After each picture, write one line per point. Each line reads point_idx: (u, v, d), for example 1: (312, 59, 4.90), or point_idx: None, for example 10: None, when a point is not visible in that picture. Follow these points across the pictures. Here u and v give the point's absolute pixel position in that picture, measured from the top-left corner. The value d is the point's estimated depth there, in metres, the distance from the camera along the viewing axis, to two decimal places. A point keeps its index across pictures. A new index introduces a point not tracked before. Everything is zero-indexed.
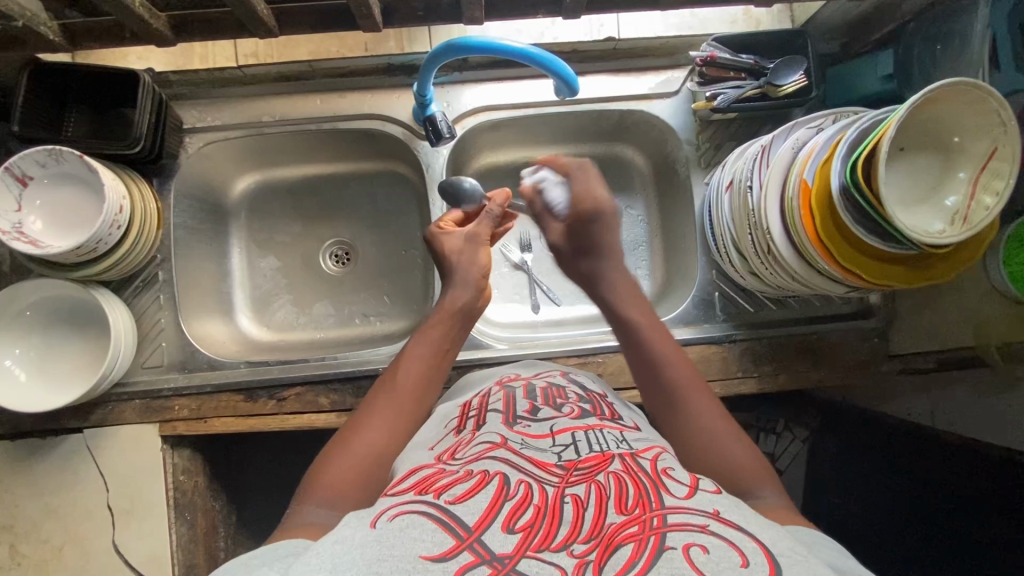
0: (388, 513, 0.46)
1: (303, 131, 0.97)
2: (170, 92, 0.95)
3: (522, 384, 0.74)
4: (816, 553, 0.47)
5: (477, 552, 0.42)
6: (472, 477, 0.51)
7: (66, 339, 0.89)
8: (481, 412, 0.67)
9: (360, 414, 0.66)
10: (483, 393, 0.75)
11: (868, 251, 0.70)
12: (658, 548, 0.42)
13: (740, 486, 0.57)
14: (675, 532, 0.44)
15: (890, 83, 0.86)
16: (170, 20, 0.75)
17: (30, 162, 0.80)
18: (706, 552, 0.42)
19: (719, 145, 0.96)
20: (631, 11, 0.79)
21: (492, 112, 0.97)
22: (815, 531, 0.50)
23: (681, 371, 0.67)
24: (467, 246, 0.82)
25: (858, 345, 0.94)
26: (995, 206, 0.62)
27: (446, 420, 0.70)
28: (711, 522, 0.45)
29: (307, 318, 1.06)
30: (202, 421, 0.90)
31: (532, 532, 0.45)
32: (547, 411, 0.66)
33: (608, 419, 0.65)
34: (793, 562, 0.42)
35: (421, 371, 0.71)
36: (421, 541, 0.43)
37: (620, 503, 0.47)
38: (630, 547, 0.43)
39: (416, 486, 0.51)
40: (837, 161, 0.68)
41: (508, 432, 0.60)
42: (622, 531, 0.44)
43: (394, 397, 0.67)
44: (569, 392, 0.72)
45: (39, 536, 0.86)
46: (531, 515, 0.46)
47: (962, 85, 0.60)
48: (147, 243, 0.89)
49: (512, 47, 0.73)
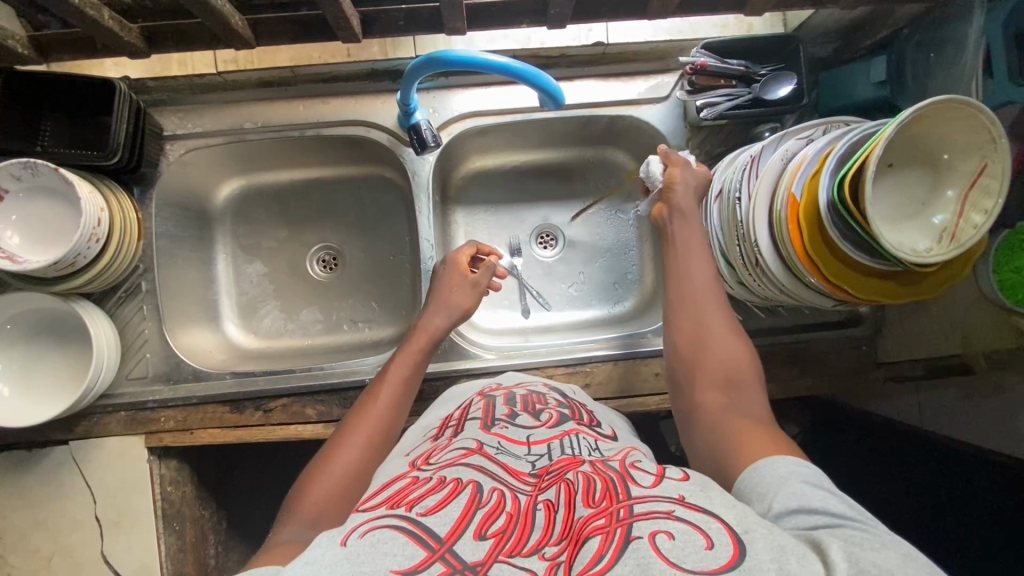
0: (360, 529, 0.46)
1: (285, 137, 0.95)
2: (148, 99, 0.93)
3: (502, 392, 0.74)
4: (794, 493, 0.50)
5: (448, 563, 0.43)
6: (445, 487, 0.51)
7: (49, 352, 0.88)
8: (461, 421, 0.67)
9: (337, 434, 0.69)
10: (464, 404, 0.74)
11: (850, 262, 0.70)
12: (624, 539, 0.43)
13: (730, 384, 0.66)
14: (642, 521, 0.45)
15: (883, 89, 0.83)
16: (142, 32, 0.73)
17: (5, 176, 0.78)
18: (671, 538, 0.43)
19: (709, 152, 0.95)
20: (620, 18, 0.77)
21: (478, 117, 0.95)
22: (783, 460, 0.54)
23: (707, 281, 0.75)
24: (466, 288, 0.88)
25: (846, 352, 0.94)
26: (984, 225, 0.61)
27: (426, 430, 0.70)
28: (676, 507, 0.46)
29: (294, 325, 1.05)
30: (188, 432, 0.90)
31: (505, 538, 0.45)
32: (526, 417, 0.66)
33: (586, 424, 0.66)
34: (757, 538, 0.43)
35: (398, 389, 0.75)
36: (392, 555, 0.43)
37: (588, 496, 0.48)
38: (597, 539, 0.44)
39: (388, 500, 0.51)
40: (825, 176, 0.67)
41: (484, 436, 0.61)
42: (589, 524, 0.45)
43: (372, 413, 0.71)
44: (550, 398, 0.72)
45: (27, 547, 0.86)
46: (503, 520, 0.47)
47: (954, 102, 0.59)
48: (127, 256, 0.88)
49: (493, 62, 0.71)
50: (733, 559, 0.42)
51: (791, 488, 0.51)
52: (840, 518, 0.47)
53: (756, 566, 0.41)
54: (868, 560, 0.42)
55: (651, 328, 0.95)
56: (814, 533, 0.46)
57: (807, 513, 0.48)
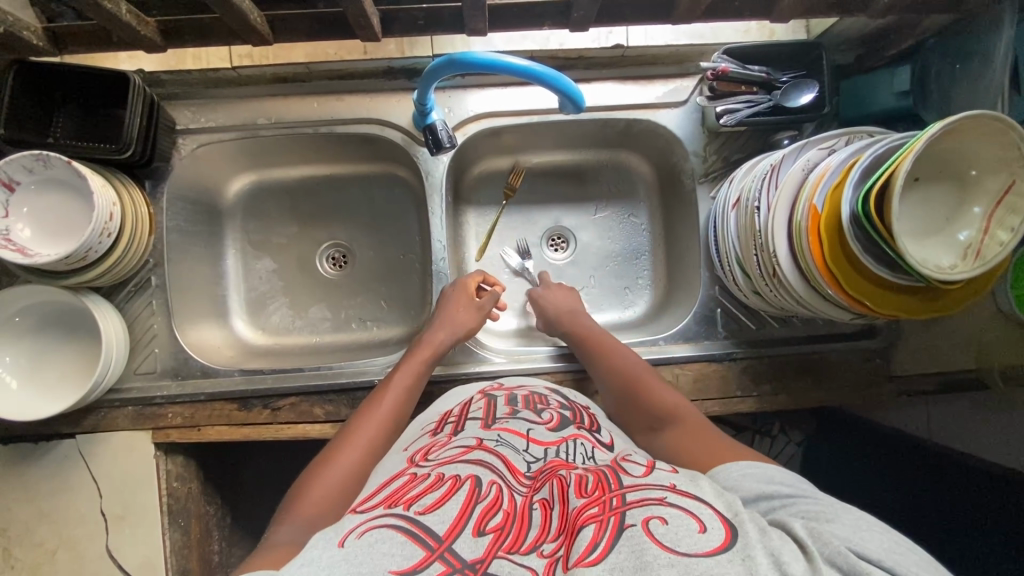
0: (357, 530, 0.45)
1: (299, 134, 0.94)
2: (162, 92, 0.92)
3: (503, 392, 0.73)
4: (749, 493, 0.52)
5: (447, 562, 0.42)
6: (443, 484, 0.51)
7: (56, 344, 0.87)
8: (460, 419, 0.67)
9: (338, 438, 0.69)
10: (463, 402, 0.73)
11: (864, 272, 0.69)
12: (618, 527, 0.44)
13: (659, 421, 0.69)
14: (634, 509, 0.45)
15: (906, 99, 0.83)
16: (158, 26, 0.72)
17: (18, 168, 0.77)
18: (665, 522, 0.44)
19: (726, 158, 0.93)
20: (642, 22, 0.76)
21: (495, 118, 0.94)
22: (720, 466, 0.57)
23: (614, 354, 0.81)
24: (469, 307, 0.87)
25: (859, 365, 0.93)
26: (1011, 242, 0.60)
27: (424, 425, 0.70)
28: (669, 495, 0.48)
29: (303, 322, 1.04)
30: (195, 429, 0.89)
31: (503, 534, 0.46)
32: (527, 415, 0.66)
33: (586, 429, 0.65)
34: (748, 522, 0.45)
35: (399, 397, 0.75)
36: (391, 556, 0.42)
37: (580, 488, 0.49)
38: (591, 528, 0.44)
39: (386, 500, 0.50)
40: (850, 187, 0.66)
41: (483, 433, 0.61)
42: (583, 513, 0.46)
43: (374, 421, 0.71)
44: (551, 399, 0.72)
45: (31, 540, 0.85)
46: (501, 518, 0.47)
47: (982, 118, 0.58)
48: (138, 250, 0.87)
49: (516, 64, 0.70)
50: (724, 544, 0.42)
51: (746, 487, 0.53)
52: (793, 496, 0.51)
53: (748, 544, 0.43)
54: (826, 530, 0.45)
55: (663, 335, 0.94)
56: (778, 516, 0.49)
57: (765, 499, 0.51)
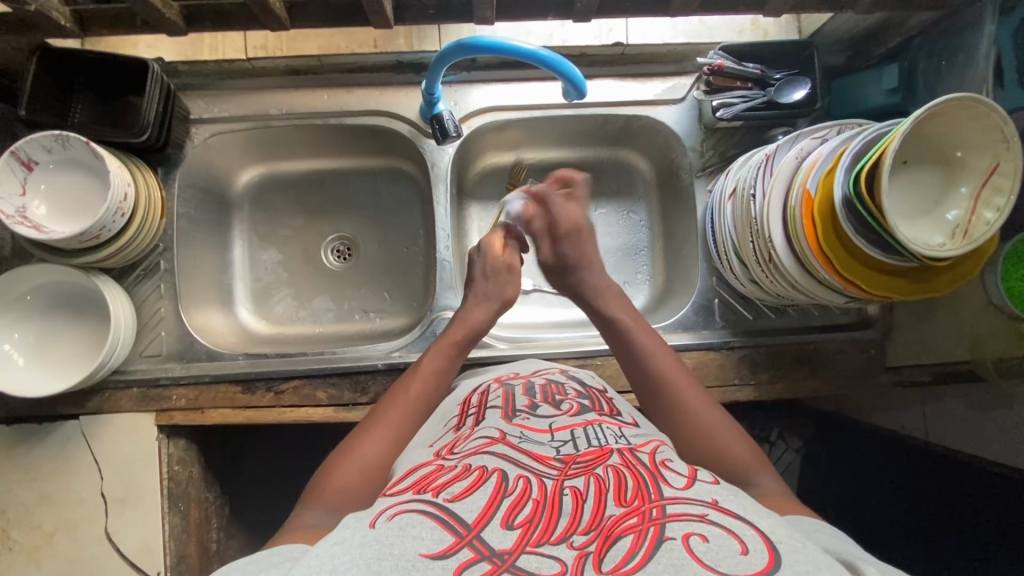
0: (387, 513, 0.47)
1: (309, 124, 0.97)
2: (178, 83, 0.95)
3: (521, 381, 0.75)
4: (815, 539, 0.50)
5: (476, 549, 0.43)
6: (471, 474, 0.52)
7: (65, 326, 0.89)
8: (480, 409, 0.68)
9: (368, 421, 0.70)
10: (480, 390, 0.74)
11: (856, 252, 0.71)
12: (658, 538, 0.44)
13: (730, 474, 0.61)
14: (675, 523, 0.45)
15: (895, 96, 0.86)
16: (182, 11, 0.75)
17: (37, 147, 0.80)
18: (705, 541, 0.43)
19: (723, 153, 0.96)
20: (641, 15, 0.80)
21: (498, 112, 0.98)
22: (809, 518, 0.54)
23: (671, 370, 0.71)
24: (501, 273, 0.86)
25: (855, 355, 0.94)
26: (996, 221, 0.62)
27: (446, 420, 0.70)
28: (710, 512, 0.47)
29: (306, 313, 1.06)
30: (198, 411, 0.90)
31: (531, 527, 0.45)
32: (547, 408, 0.66)
33: (607, 414, 0.67)
34: (791, 548, 0.44)
35: (431, 382, 0.75)
36: (421, 539, 0.43)
37: (620, 495, 0.48)
38: (630, 538, 0.44)
39: (415, 485, 0.52)
40: (841, 170, 0.68)
41: (506, 426, 0.61)
42: (621, 523, 0.45)
43: (402, 406, 0.71)
44: (569, 389, 0.73)
45: (30, 521, 0.85)
46: (529, 509, 0.47)
47: (966, 100, 0.61)
48: (149, 233, 0.89)
49: (523, 48, 0.73)
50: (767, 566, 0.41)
51: (813, 537, 0.51)
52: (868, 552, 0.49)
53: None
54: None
55: (663, 324, 0.95)
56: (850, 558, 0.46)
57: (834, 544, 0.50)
